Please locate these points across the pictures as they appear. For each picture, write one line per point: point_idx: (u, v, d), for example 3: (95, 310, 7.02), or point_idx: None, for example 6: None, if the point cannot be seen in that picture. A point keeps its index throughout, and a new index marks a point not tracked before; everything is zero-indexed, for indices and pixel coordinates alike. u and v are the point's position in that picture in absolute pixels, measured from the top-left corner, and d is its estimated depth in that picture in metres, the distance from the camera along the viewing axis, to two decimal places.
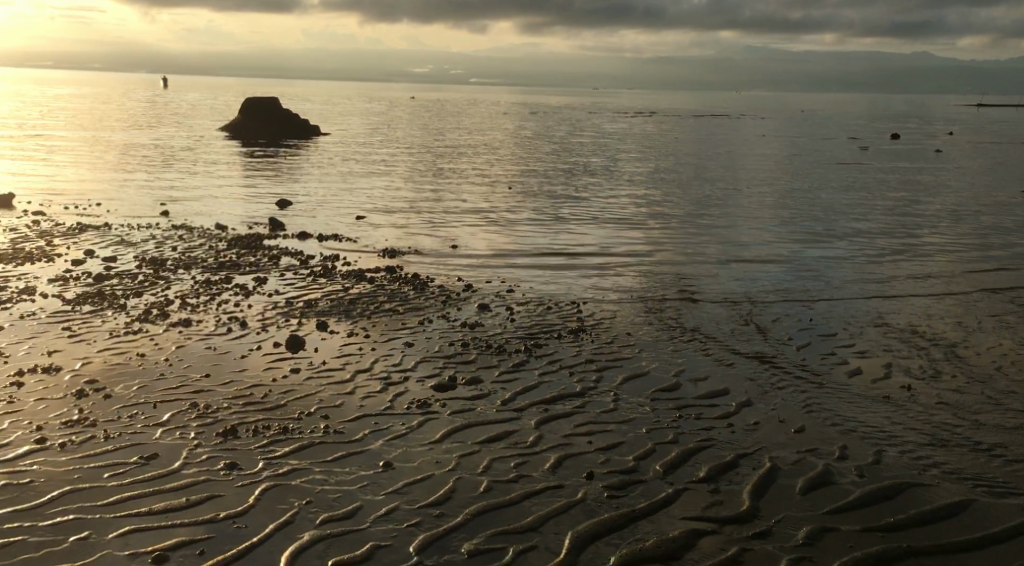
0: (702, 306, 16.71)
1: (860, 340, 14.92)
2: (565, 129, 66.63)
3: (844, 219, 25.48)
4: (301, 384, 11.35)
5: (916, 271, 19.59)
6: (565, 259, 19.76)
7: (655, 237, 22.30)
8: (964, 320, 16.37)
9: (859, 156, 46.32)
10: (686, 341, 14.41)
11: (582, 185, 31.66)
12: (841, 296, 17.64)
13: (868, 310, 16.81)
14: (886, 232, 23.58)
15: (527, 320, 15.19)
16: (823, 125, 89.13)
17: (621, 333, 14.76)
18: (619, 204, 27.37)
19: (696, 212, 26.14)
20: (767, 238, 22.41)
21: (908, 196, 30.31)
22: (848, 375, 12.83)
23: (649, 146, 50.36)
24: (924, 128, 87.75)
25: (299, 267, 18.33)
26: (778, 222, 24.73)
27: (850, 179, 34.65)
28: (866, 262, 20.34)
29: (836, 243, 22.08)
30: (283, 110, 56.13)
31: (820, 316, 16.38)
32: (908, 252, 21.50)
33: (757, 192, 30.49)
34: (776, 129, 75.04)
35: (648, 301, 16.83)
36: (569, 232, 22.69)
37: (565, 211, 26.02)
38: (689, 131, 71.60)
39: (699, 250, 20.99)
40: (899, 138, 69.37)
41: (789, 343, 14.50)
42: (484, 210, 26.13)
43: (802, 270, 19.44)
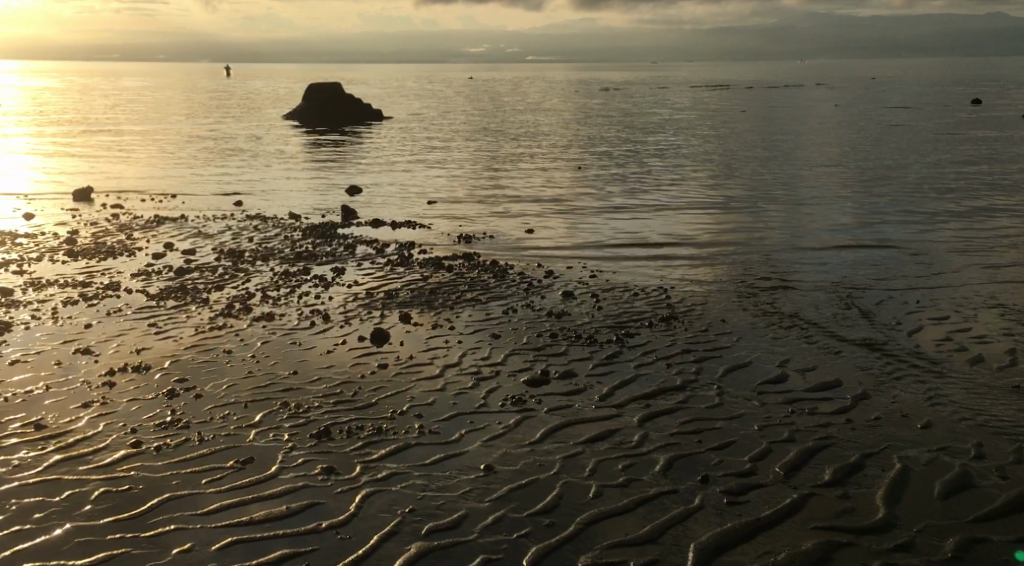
0: (797, 290, 15.93)
1: (972, 325, 14.04)
2: (628, 107, 65.51)
3: (935, 193, 24.30)
4: (390, 381, 10.92)
5: (1021, 248, 18.50)
6: (646, 243, 19.10)
7: (737, 218, 21.48)
8: None
9: (939, 126, 44.54)
10: (786, 328, 13.67)
11: (655, 165, 30.86)
12: (943, 278, 16.70)
13: (975, 293, 15.87)
14: (983, 206, 22.39)
15: (615, 308, 14.58)
16: (895, 94, 86.30)
17: (714, 320, 14.07)
18: (695, 185, 26.54)
19: (777, 190, 25.19)
20: (855, 216, 21.43)
21: (1001, 167, 28.87)
22: (967, 364, 12.01)
23: (717, 123, 49.14)
24: (1002, 94, 84.40)
25: (376, 256, 17.98)
26: (864, 198, 23.66)
27: (935, 152, 33.20)
28: (966, 239, 19.29)
29: (931, 220, 21.03)
30: (346, 95, 56.08)
31: (925, 299, 15.50)
32: (1010, 227, 20.35)
33: (838, 168, 29.34)
34: (846, 101, 72.77)
35: (739, 285, 16.09)
36: (648, 215, 22.00)
37: (640, 193, 25.31)
38: (755, 104, 69.87)
39: (785, 230, 20.14)
40: (977, 105, 66.77)
41: (895, 330, 13.68)
42: (557, 194, 25.56)
43: (897, 249, 18.49)
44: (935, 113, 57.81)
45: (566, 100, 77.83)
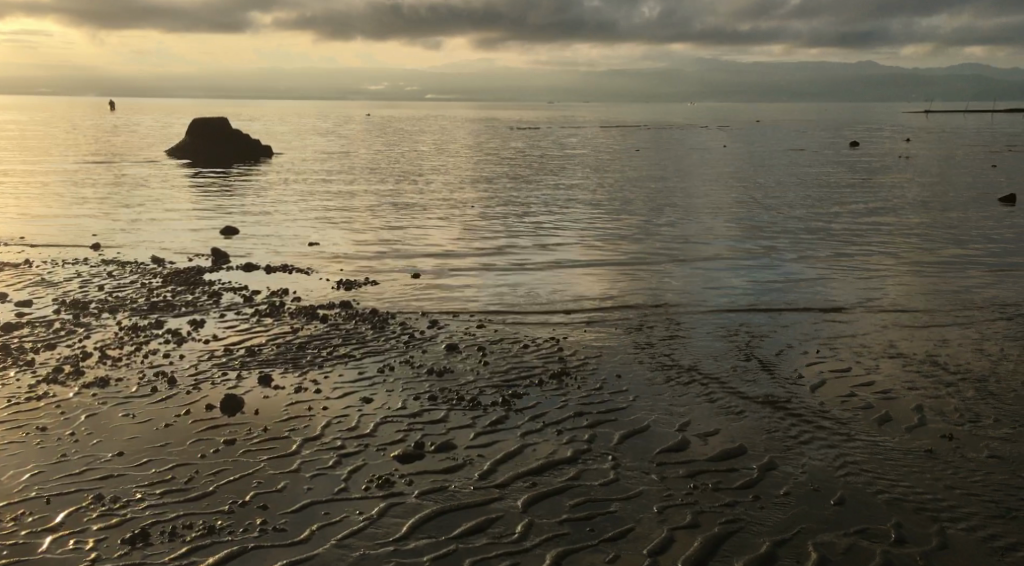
0: (696, 339, 15.05)
1: (878, 376, 13.37)
2: (523, 148, 65.04)
3: (830, 239, 24.04)
4: (235, 460, 9.38)
5: (920, 296, 18.15)
6: (539, 291, 18.00)
7: (634, 265, 20.63)
8: (983, 348, 14.92)
9: (827, 171, 45.29)
10: (685, 384, 12.65)
11: (549, 208, 30.07)
12: (845, 325, 16.09)
13: (878, 341, 15.29)
14: (878, 253, 22.18)
15: (503, 363, 13.30)
16: (783, 136, 89.04)
17: (610, 375, 12.94)
18: (591, 229, 25.68)
19: (673, 235, 24.54)
20: (753, 264, 20.85)
21: (888, 212, 29.15)
22: (877, 424, 11.21)
23: (612, 165, 49.02)
24: (882, 137, 87.95)
25: (241, 304, 16.29)
26: (761, 243, 23.20)
27: (824, 195, 33.48)
28: (865, 286, 18.86)
29: (826, 266, 20.68)
30: (232, 130, 53.90)
31: (828, 348, 14.79)
32: (904, 273, 20.13)
33: (733, 212, 29.00)
34: (736, 143, 74.42)
35: (635, 337, 15.07)
36: (540, 261, 21.03)
37: (533, 236, 24.38)
38: (648, 145, 70.62)
39: (683, 278, 19.35)
40: (859, 147, 69.09)
41: (800, 382, 12.84)
42: (447, 237, 24.37)
43: (797, 297, 17.88)
44: (821, 155, 59.24)
45: (462, 139, 76.93)
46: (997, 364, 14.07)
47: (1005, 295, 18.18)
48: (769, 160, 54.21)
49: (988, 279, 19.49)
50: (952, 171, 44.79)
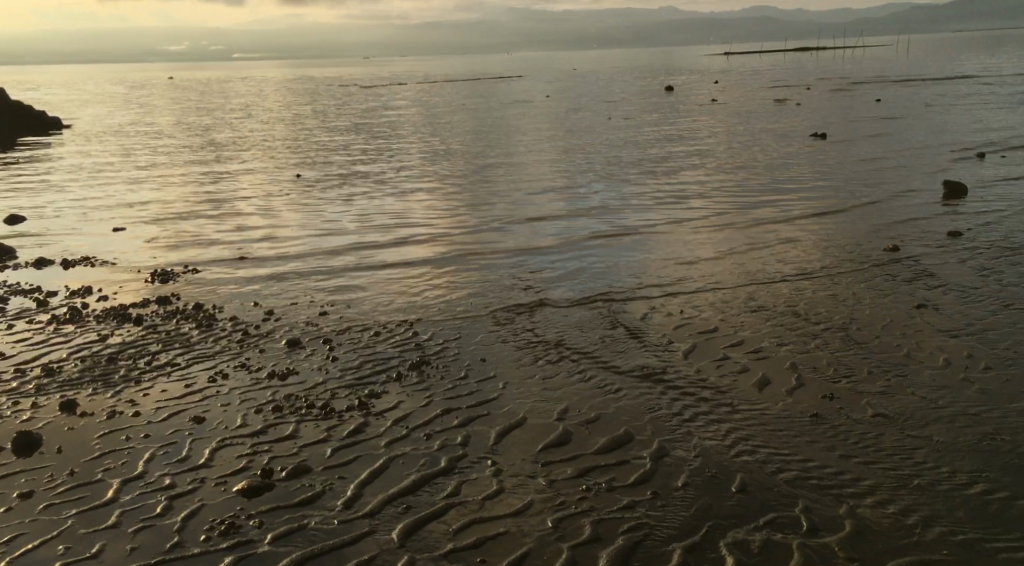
0: (557, 310, 14.26)
1: (745, 332, 12.94)
2: (340, 110, 62.49)
3: (667, 195, 23.84)
4: (34, 520, 7.67)
5: (765, 245, 18.06)
6: (378, 273, 16.65)
7: (477, 236, 19.59)
8: (836, 292, 14.86)
9: (648, 122, 45.81)
10: (555, 366, 11.75)
11: (378, 177, 28.58)
12: (701, 282, 15.67)
13: (736, 295, 14.92)
14: (716, 205, 22.13)
15: (353, 357, 11.91)
16: (599, 86, 90.44)
17: (473, 364, 11.85)
18: (425, 198, 24.48)
19: (511, 201, 23.66)
20: (597, 226, 20.27)
21: (716, 161, 29.50)
22: (758, 388, 10.67)
23: (438, 125, 47.75)
24: (692, 82, 90.93)
25: (35, 310, 14.01)
26: (601, 206, 22.68)
27: (652, 149, 33.67)
28: (711, 240, 18.60)
29: (670, 223, 20.45)
30: (15, 103, 48.67)
31: (689, 307, 14.34)
32: (744, 223, 20.14)
33: (567, 172, 28.44)
34: (556, 95, 74.66)
35: (493, 315, 14.04)
36: (377, 237, 19.68)
37: (365, 209, 22.92)
38: (469, 100, 69.74)
39: (528, 247, 18.46)
40: (672, 94, 70.93)
41: (671, 350, 12.20)
42: (272, 214, 22.53)
43: (646, 257, 17.35)
44: (640, 104, 60.13)
45: (273, 102, 73.26)
46: (853, 307, 13.94)
47: (842, 236, 18.43)
48: (589, 112, 54.33)
49: (824, 223, 19.75)
50: (764, 114, 46.25)
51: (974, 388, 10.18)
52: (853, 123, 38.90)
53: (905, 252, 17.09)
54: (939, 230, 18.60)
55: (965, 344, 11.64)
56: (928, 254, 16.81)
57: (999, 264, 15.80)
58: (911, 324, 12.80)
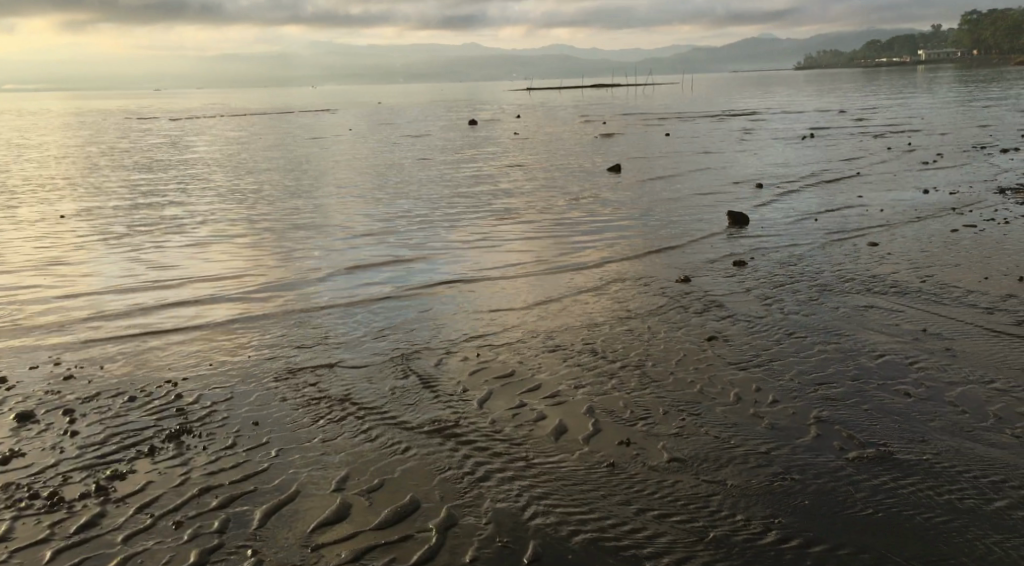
0: (345, 361, 13.22)
1: (542, 376, 12.37)
2: (130, 143, 58.79)
3: (468, 229, 23.39)
4: None
5: (561, 279, 17.80)
6: (145, 320, 15.02)
7: (264, 270, 18.21)
8: (632, 326, 14.66)
9: (454, 155, 45.64)
10: (336, 425, 10.74)
11: (162, 212, 26.56)
12: (497, 320, 15.07)
13: (532, 333, 14.40)
14: (516, 241, 21.84)
15: (98, 427, 10.68)
16: (409, 119, 90.06)
17: (242, 428, 10.67)
18: (211, 232, 22.79)
19: (304, 236, 22.41)
20: (394, 260, 19.45)
21: (518, 195, 29.48)
22: (553, 437, 10.08)
23: (236, 160, 45.65)
24: (500, 115, 92.19)
25: None
26: (398, 240, 21.88)
27: (455, 184, 33.38)
28: (507, 274, 18.15)
29: (469, 257, 19.92)
30: None
31: (486, 350, 13.68)
32: (543, 257, 19.94)
33: (367, 206, 27.51)
34: (365, 128, 73.60)
35: (271, 370, 12.83)
36: (150, 273, 17.91)
37: (140, 243, 20.99)
38: (274, 134, 67.57)
39: (317, 283, 17.29)
40: (481, 127, 71.57)
41: (465, 400, 11.46)
42: (31, 254, 20.25)
43: (441, 294, 16.62)
44: (448, 137, 60.09)
45: (55, 134, 68.15)
46: (646, 342, 13.70)
47: (638, 270, 18.52)
48: (394, 145, 53.65)
49: (621, 257, 19.85)
50: (567, 146, 47.19)
51: (766, 421, 9.93)
52: (648, 156, 40.20)
53: (696, 283, 17.23)
54: (727, 260, 18.98)
55: (755, 377, 11.52)
56: (719, 284, 17.04)
57: (783, 292, 16.13)
58: (704, 357, 12.58)
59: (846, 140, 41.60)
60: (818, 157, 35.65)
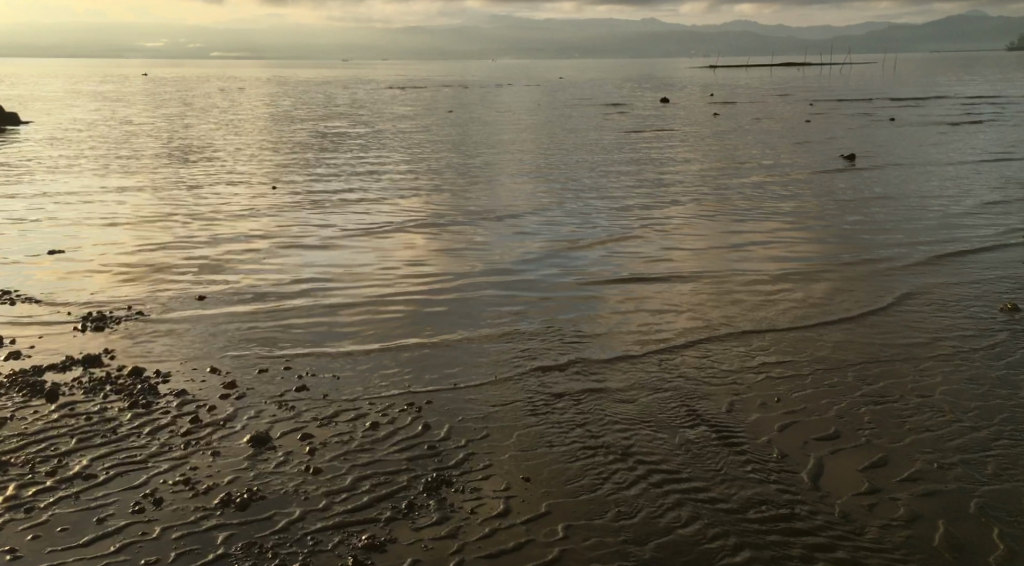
0: (612, 397, 10.96)
1: (876, 437, 9.62)
2: (322, 114, 58.89)
3: (702, 217, 20.46)
4: None
5: (844, 293, 14.66)
6: (370, 331, 13.19)
7: (488, 269, 16.22)
8: (967, 371, 11.65)
9: (657, 136, 42.46)
10: (632, 495, 8.43)
11: (368, 191, 25.10)
12: (785, 356, 12.23)
13: (838, 378, 11.50)
14: (763, 233, 18.80)
15: (342, 467, 9.05)
16: (593, 95, 86.93)
17: (510, 485, 8.64)
18: (421, 216, 21.03)
19: (517, 222, 20.17)
20: (631, 258, 16.91)
21: (746, 180, 26.25)
22: (949, 556, 7.49)
23: (429, 134, 44.23)
24: (687, 95, 87.52)
25: None
26: (626, 229, 19.30)
27: (669, 164, 30.39)
28: (772, 285, 15.18)
29: (716, 254, 17.12)
30: None
31: (784, 392, 11.03)
32: (806, 258, 16.88)
33: (578, 188, 25.06)
34: (551, 105, 71.28)
35: (526, 409, 10.62)
36: (367, 269, 16.25)
37: (352, 228, 19.46)
38: (460, 108, 66.22)
39: (554, 288, 15.02)
40: (671, 106, 67.99)
41: (790, 474, 8.80)
42: (242, 232, 19.07)
43: (703, 310, 13.92)
44: (642, 117, 56.66)
45: (250, 104, 69.63)
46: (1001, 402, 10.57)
47: (935, 282, 15.25)
48: (584, 123, 50.89)
49: (901, 263, 16.51)
50: (781, 130, 43.16)
51: None
52: (880, 143, 35.82)
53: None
54: None
55: None
56: None
57: None
58: None
59: None
60: None
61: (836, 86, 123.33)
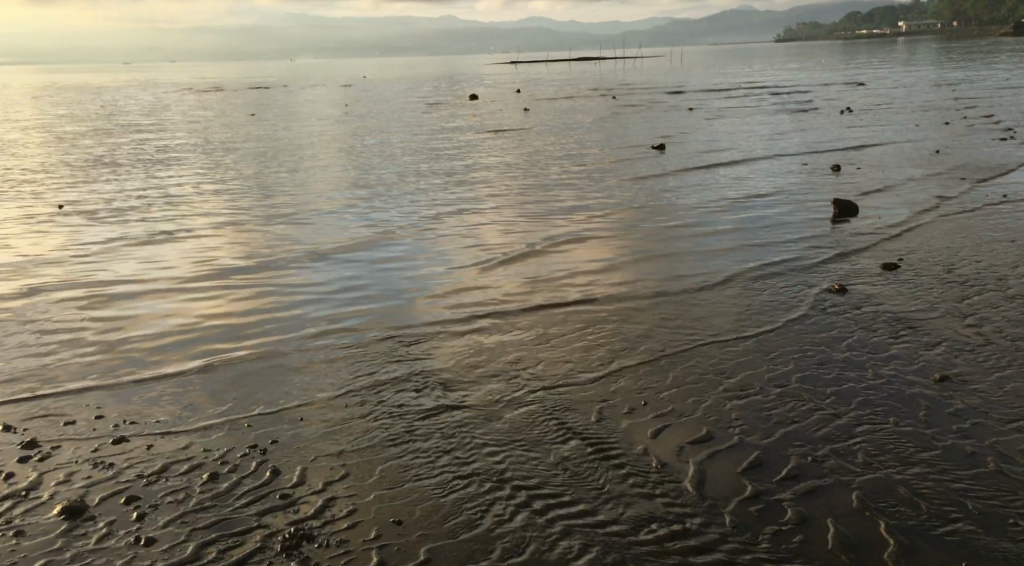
0: (474, 417, 10.30)
1: (748, 429, 9.45)
2: (113, 124, 55.02)
3: (530, 222, 20.14)
4: None
5: (681, 288, 14.64)
6: (192, 368, 11.90)
7: (314, 290, 15.14)
8: (813, 352, 11.69)
9: (472, 135, 42.17)
10: (515, 526, 7.87)
11: (172, 209, 23.22)
12: (641, 354, 11.96)
13: (697, 372, 11.30)
14: (591, 234, 18.63)
15: (180, 536, 8.02)
16: (400, 96, 85.86)
17: (382, 532, 7.86)
18: (234, 236, 19.56)
19: (341, 236, 19.16)
20: (464, 269, 16.30)
21: (566, 178, 26.27)
22: (845, 557, 7.39)
23: (234, 143, 41.99)
24: (495, 92, 88.29)
25: None
26: (457, 238, 18.73)
27: (489, 165, 30.09)
28: (610, 285, 14.99)
29: (549, 259, 16.76)
30: None
31: (647, 394, 10.72)
32: (637, 253, 16.80)
33: (401, 197, 24.31)
34: (360, 106, 69.70)
35: (386, 438, 9.80)
36: (179, 301, 14.80)
37: (157, 257, 17.79)
38: (264, 113, 63.50)
39: (390, 305, 14.18)
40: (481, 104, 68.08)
41: (673, 483, 8.43)
42: (30, 271, 17.06)
43: (547, 316, 13.45)
44: (454, 115, 56.23)
45: (29, 117, 64.10)
46: (852, 380, 10.61)
47: (762, 268, 15.46)
48: (397, 124, 50.07)
49: (728, 250, 16.72)
50: (591, 124, 43.91)
51: None
52: (686, 133, 37.10)
53: (852, 290, 14.10)
54: (871, 257, 15.84)
55: None
56: (880, 291, 13.95)
57: (976, 306, 12.97)
58: (957, 404, 9.77)
59: (896, 115, 38.59)
60: (881, 132, 32.66)
61: (634, 77, 127.79)
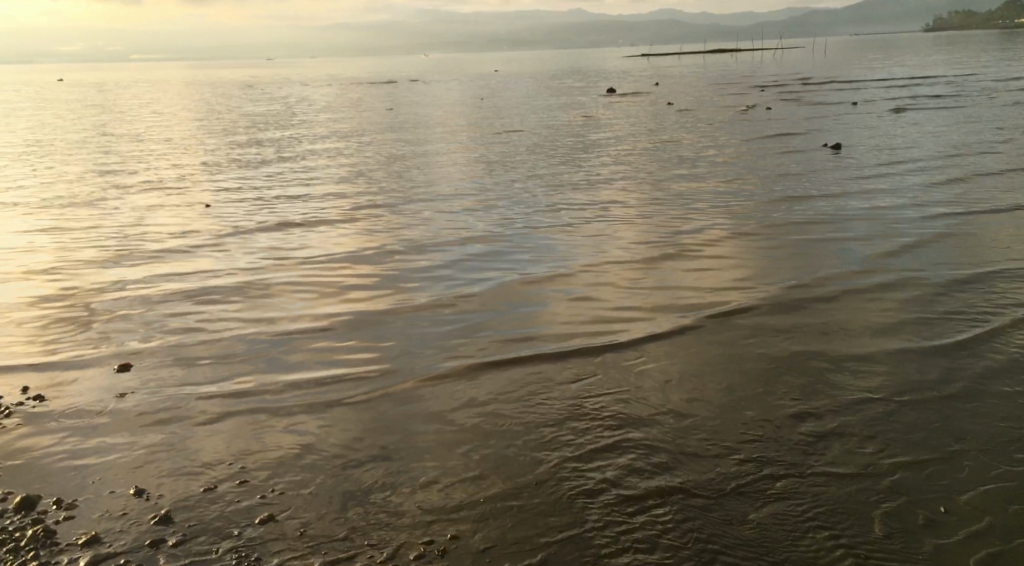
0: (709, 508, 7.86)
1: None
2: (248, 118, 54.85)
3: (713, 230, 17.41)
4: None
5: (923, 326, 11.73)
6: (338, 415, 9.84)
7: (479, 311, 12.97)
8: None
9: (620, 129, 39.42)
10: None
11: (315, 205, 21.56)
12: (910, 423, 9.15)
13: (993, 455, 8.49)
14: (791, 248, 15.82)
15: None
16: (535, 89, 83.32)
17: None
18: (382, 239, 17.64)
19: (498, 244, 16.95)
20: (649, 286, 13.80)
21: (738, 180, 23.33)
22: None
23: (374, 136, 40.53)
24: (634, 85, 84.79)
25: None
26: (628, 247, 16.19)
27: (647, 163, 27.40)
28: (829, 315, 12.20)
29: (746, 278, 14.07)
30: None
31: (939, 488, 8.01)
32: (855, 276, 13.92)
33: (557, 196, 21.92)
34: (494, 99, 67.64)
35: (599, 543, 7.49)
36: (327, 317, 12.90)
37: (301, 261, 16.03)
38: (399, 107, 62.35)
39: (565, 333, 11.84)
40: (620, 98, 64.96)
41: None
42: (173, 271, 15.54)
43: (762, 358, 10.84)
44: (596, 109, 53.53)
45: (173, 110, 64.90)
46: None
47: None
48: (537, 119, 47.85)
49: (969, 277, 13.66)
50: (751, 120, 40.40)
51: None
52: (860, 131, 33.41)
53: None
54: None
55: None
56: None
57: None
58: None
59: None
60: None
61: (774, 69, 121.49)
